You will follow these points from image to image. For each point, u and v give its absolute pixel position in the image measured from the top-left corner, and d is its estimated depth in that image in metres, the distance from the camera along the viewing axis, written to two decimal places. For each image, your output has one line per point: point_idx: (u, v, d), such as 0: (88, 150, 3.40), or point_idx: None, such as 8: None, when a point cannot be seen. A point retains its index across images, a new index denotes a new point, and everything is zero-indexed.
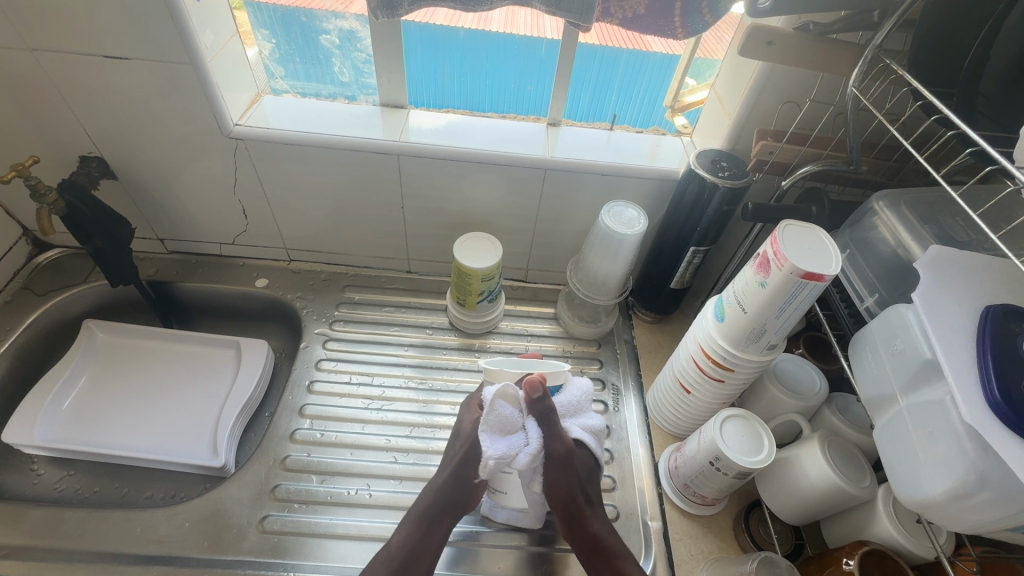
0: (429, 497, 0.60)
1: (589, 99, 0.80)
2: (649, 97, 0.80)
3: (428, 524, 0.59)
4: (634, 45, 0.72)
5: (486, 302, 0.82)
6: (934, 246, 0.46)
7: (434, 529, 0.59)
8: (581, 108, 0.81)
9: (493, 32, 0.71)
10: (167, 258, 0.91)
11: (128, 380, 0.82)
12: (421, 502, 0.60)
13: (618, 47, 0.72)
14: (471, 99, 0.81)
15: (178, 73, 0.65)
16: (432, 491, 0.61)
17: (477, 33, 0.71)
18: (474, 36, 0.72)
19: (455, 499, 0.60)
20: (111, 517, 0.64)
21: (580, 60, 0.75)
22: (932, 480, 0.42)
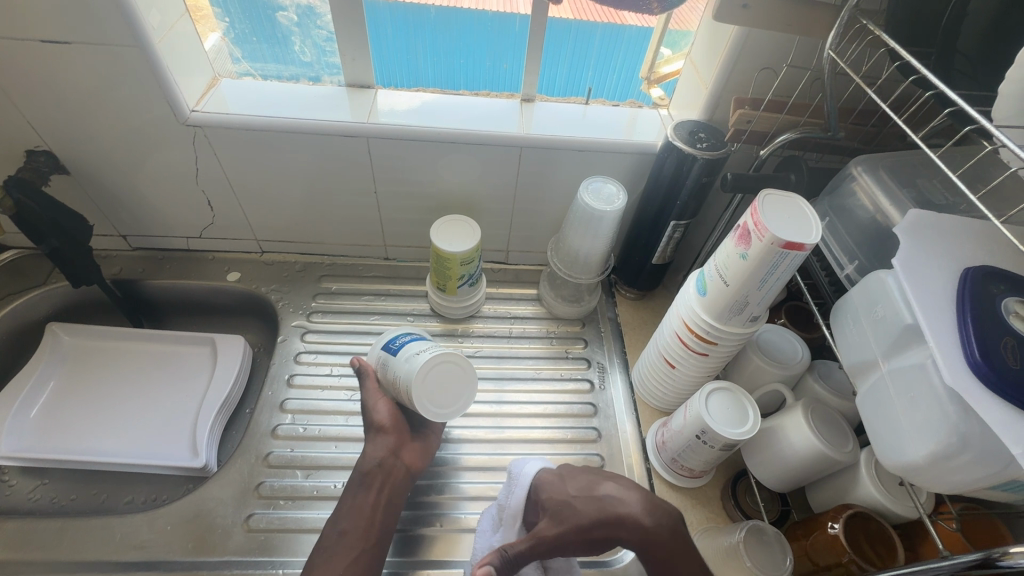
0: (358, 474, 0.60)
1: (567, 74, 0.78)
2: (626, 69, 0.78)
3: (359, 493, 0.59)
4: (610, 20, 0.69)
5: (467, 286, 0.80)
6: (913, 209, 0.46)
7: (376, 496, 0.59)
8: (558, 83, 0.79)
9: (464, 9, 0.69)
10: (133, 256, 0.87)
11: (98, 383, 0.79)
12: (350, 484, 0.60)
13: (592, 21, 0.70)
14: (446, 78, 0.78)
15: (126, 58, 0.61)
16: (361, 462, 0.61)
17: (450, 9, 0.69)
18: (446, 12, 0.69)
19: (387, 468, 0.61)
20: (89, 525, 0.62)
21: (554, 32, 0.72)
22: (915, 444, 0.42)
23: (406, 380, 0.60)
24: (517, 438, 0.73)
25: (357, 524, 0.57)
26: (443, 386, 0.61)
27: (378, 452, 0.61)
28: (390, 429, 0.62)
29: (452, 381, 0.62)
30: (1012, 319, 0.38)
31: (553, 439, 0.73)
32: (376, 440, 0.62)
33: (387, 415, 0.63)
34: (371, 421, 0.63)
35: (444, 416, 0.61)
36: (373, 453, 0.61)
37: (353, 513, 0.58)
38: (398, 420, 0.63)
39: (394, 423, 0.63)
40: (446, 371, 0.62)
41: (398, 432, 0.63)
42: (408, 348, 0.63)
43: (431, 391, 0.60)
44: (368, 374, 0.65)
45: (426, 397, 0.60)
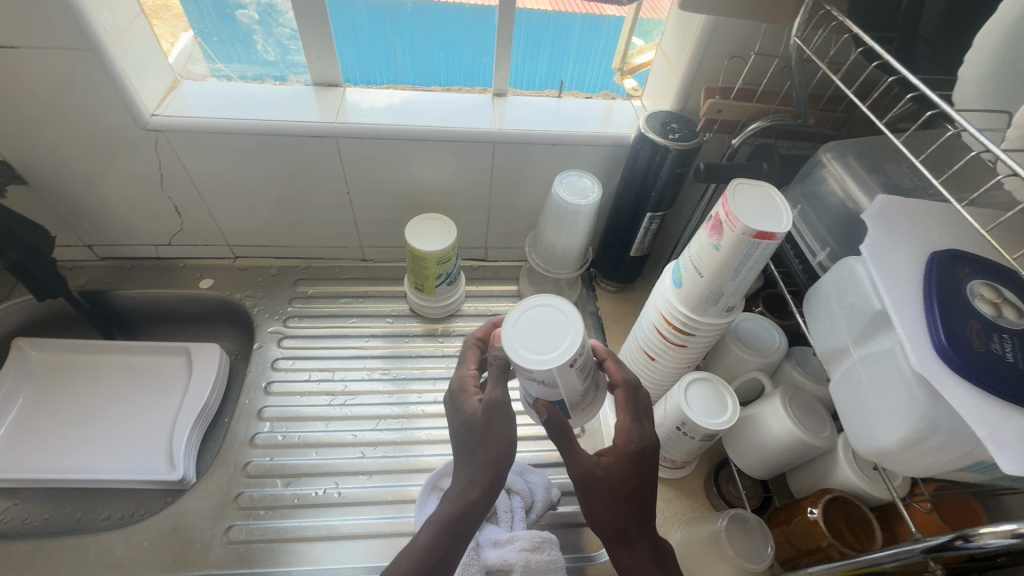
0: (444, 509, 0.47)
1: (547, 68, 0.78)
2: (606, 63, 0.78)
3: (439, 549, 0.45)
4: (589, 9, 0.71)
5: (445, 285, 0.80)
6: (881, 195, 0.46)
7: (459, 542, 0.46)
8: (540, 76, 0.79)
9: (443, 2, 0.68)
10: (100, 266, 0.85)
11: (68, 398, 0.77)
12: (433, 526, 0.45)
13: (572, 11, 0.71)
14: (428, 75, 0.77)
15: (78, 62, 0.59)
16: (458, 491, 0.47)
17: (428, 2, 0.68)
18: (425, 6, 0.69)
19: (478, 506, 0.47)
20: (61, 545, 0.61)
21: (531, 22, 0.72)
22: (885, 429, 0.42)
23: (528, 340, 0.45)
24: None
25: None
26: (544, 332, 0.46)
27: (474, 489, 0.47)
28: (490, 459, 0.47)
29: (554, 335, 0.45)
30: (978, 302, 0.38)
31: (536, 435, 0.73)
32: (473, 461, 0.48)
33: (490, 437, 0.47)
34: (468, 421, 0.49)
35: (514, 358, 0.44)
36: (467, 487, 0.47)
37: (426, 549, 0.45)
38: (506, 456, 0.47)
39: (496, 453, 0.47)
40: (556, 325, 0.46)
41: (503, 467, 0.47)
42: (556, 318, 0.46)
43: (524, 325, 0.46)
44: (500, 374, 0.48)
45: (532, 344, 0.45)
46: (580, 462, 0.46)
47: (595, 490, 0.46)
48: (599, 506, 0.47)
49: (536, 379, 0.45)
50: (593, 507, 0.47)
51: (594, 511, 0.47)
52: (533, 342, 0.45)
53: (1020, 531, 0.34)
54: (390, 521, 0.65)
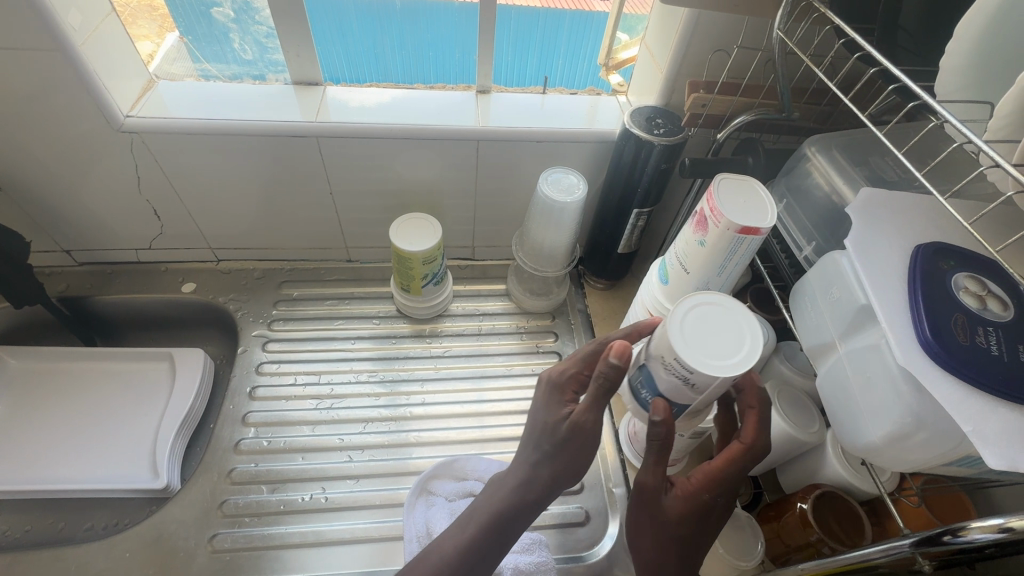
0: (496, 500, 0.47)
1: (538, 63, 0.78)
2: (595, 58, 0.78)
3: (485, 536, 0.46)
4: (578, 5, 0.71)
5: (432, 286, 0.79)
6: (865, 188, 0.46)
7: (507, 536, 0.47)
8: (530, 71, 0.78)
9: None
10: (80, 271, 0.83)
11: (48, 408, 0.76)
12: (485, 516, 0.47)
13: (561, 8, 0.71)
14: (419, 74, 0.76)
15: (48, 63, 0.57)
16: (515, 483, 0.48)
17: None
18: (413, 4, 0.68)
19: (530, 510, 0.47)
20: (41, 558, 0.59)
21: (522, 20, 0.72)
22: (872, 425, 0.42)
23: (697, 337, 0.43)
24: (489, 438, 0.72)
25: (465, 562, 0.45)
26: (708, 334, 0.43)
27: (529, 492, 0.47)
28: (556, 469, 0.46)
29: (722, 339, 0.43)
30: (962, 294, 0.38)
31: None
32: (537, 466, 0.47)
33: (564, 450, 0.46)
34: (547, 420, 0.48)
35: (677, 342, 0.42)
36: (522, 489, 0.47)
37: (475, 538, 0.46)
38: (575, 469, 0.47)
39: (565, 463, 0.46)
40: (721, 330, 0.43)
41: (568, 478, 0.47)
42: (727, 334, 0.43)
43: (688, 322, 0.44)
44: (602, 394, 0.44)
45: (695, 336, 0.43)
46: (650, 478, 0.47)
47: (652, 516, 0.48)
48: (645, 528, 0.49)
49: (684, 376, 0.43)
50: (638, 523, 0.49)
51: (639, 530, 0.49)
52: (700, 341, 0.43)
53: (1008, 525, 0.34)
54: (378, 526, 0.64)
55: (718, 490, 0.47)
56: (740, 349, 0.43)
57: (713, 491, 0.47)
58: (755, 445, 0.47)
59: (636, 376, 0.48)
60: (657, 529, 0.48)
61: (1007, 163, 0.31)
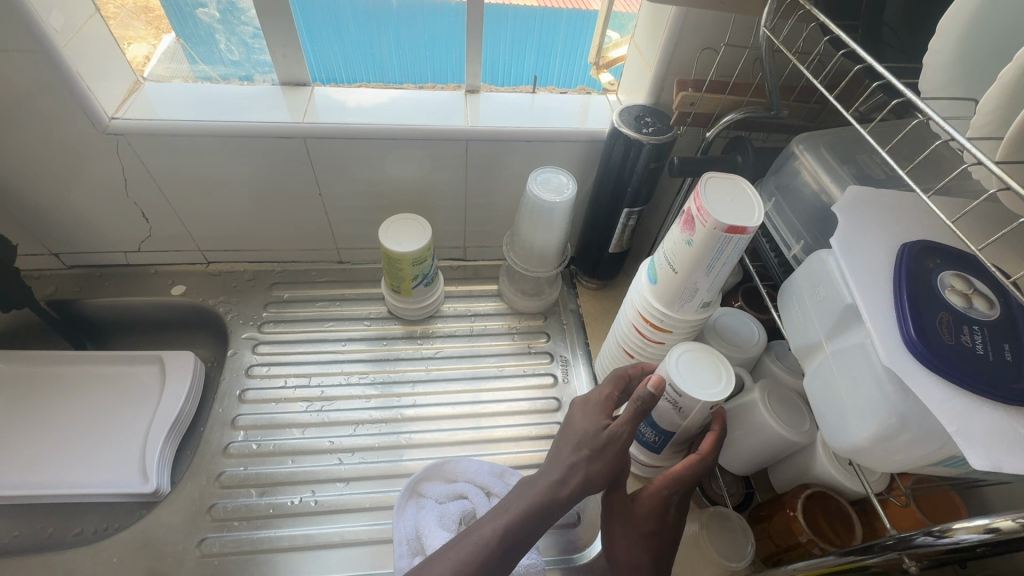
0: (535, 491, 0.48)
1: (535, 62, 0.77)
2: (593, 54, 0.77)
3: (517, 530, 0.46)
4: (575, 4, 0.71)
5: (422, 287, 0.78)
6: (852, 187, 0.45)
7: (542, 526, 0.48)
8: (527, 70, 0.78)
9: None
10: (68, 274, 0.82)
11: (36, 412, 0.75)
12: (524, 508, 0.47)
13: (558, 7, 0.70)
14: (413, 71, 0.76)
15: (30, 65, 0.57)
16: (554, 479, 0.48)
17: None
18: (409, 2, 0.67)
19: (564, 506, 0.48)
20: (27, 563, 0.59)
21: (518, 19, 0.72)
22: (858, 425, 0.41)
23: (687, 377, 0.55)
24: (480, 439, 0.72)
25: (503, 546, 0.46)
26: (698, 370, 0.55)
27: (565, 489, 0.48)
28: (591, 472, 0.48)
29: (708, 375, 0.55)
30: (948, 294, 0.38)
31: (517, 437, 0.72)
32: (576, 465, 0.48)
33: (600, 457, 0.48)
34: (583, 428, 0.50)
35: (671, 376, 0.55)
36: (559, 485, 0.48)
37: (513, 524, 0.47)
38: (607, 477, 0.49)
39: (599, 468, 0.48)
40: (709, 368, 0.56)
41: (599, 483, 0.49)
42: (710, 375, 0.55)
43: (682, 361, 0.56)
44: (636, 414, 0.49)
45: (685, 373, 0.55)
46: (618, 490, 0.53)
47: (624, 521, 0.53)
48: (620, 533, 0.53)
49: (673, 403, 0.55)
50: (615, 531, 0.53)
51: (615, 538, 0.53)
52: (690, 375, 0.55)
53: (994, 526, 0.33)
54: (368, 529, 0.63)
55: (678, 488, 0.51)
56: (721, 382, 0.54)
57: (673, 488, 0.51)
58: (708, 456, 0.52)
59: None
60: (631, 529, 0.52)
61: (990, 161, 0.30)
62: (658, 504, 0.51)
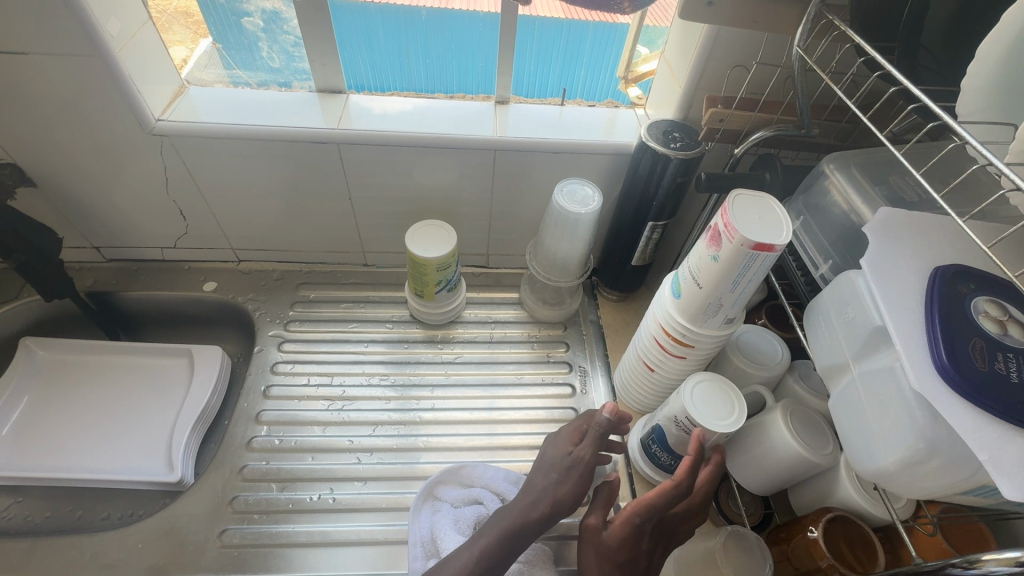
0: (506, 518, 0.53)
1: (559, 80, 0.79)
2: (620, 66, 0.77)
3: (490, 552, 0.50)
4: (602, 18, 0.69)
5: (445, 292, 0.79)
6: (883, 208, 0.45)
7: (516, 550, 0.52)
8: (551, 85, 0.79)
9: (456, 11, 0.68)
10: (107, 267, 0.86)
11: (72, 398, 0.78)
12: (498, 534, 0.52)
13: (583, 20, 0.69)
14: (441, 81, 0.77)
15: (86, 68, 0.60)
16: (525, 504, 0.54)
17: (441, 12, 0.68)
18: (438, 16, 0.68)
19: (536, 528, 0.53)
20: (57, 544, 0.61)
21: (545, 31, 0.71)
22: (885, 449, 0.41)
23: (701, 406, 0.56)
24: (496, 446, 0.72)
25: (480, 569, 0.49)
26: (712, 399, 0.57)
27: (535, 511, 0.53)
28: (564, 492, 0.53)
29: (722, 405, 0.57)
30: (981, 319, 0.37)
31: (533, 445, 0.72)
32: (544, 489, 0.54)
33: (569, 477, 0.54)
34: (554, 457, 0.56)
35: (686, 403, 0.56)
36: (529, 508, 0.53)
37: (488, 549, 0.51)
38: (578, 500, 0.54)
39: (570, 488, 0.54)
40: (722, 397, 0.58)
41: (570, 504, 0.53)
42: (724, 405, 0.57)
43: (698, 390, 0.58)
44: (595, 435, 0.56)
45: (700, 402, 0.57)
46: (593, 518, 0.54)
47: (595, 549, 0.52)
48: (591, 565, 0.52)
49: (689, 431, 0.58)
50: (587, 565, 0.52)
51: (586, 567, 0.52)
52: (705, 405, 0.57)
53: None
54: (382, 530, 0.64)
55: (649, 515, 0.51)
56: (733, 413, 0.56)
57: (643, 515, 0.51)
58: (683, 484, 0.51)
59: (647, 435, 0.65)
60: (601, 560, 0.51)
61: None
62: (631, 531, 0.51)
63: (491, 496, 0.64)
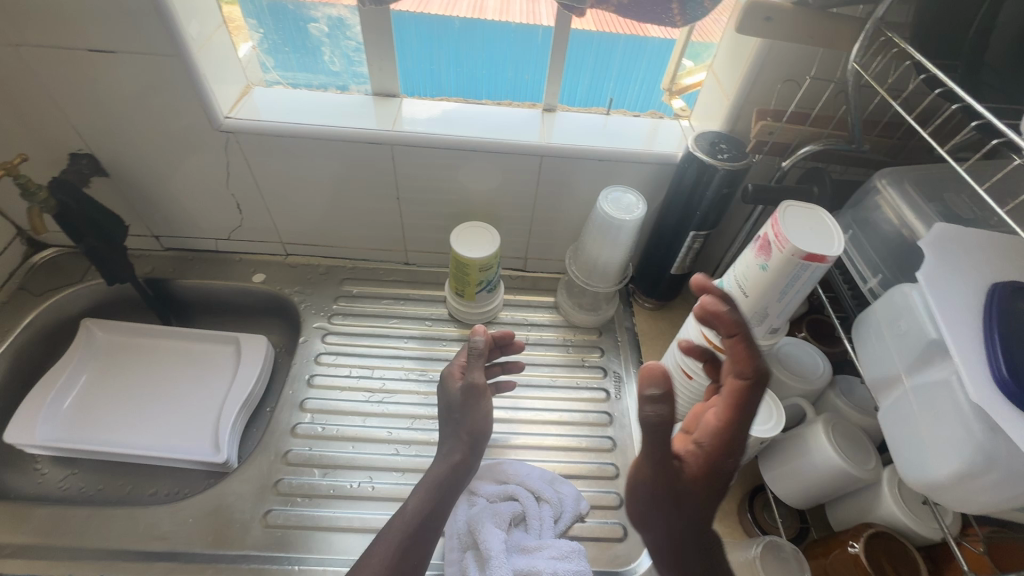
0: (428, 480, 0.58)
1: (588, 86, 0.79)
2: (649, 80, 0.79)
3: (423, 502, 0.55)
4: (633, 31, 0.71)
5: (485, 292, 0.81)
6: (939, 223, 0.45)
7: (446, 501, 0.57)
8: (580, 93, 0.80)
9: (489, 20, 0.71)
10: (164, 256, 0.90)
11: (127, 378, 0.82)
12: (425, 488, 0.57)
13: (613, 32, 0.72)
14: (468, 88, 0.79)
15: (165, 66, 0.64)
16: (449, 458, 0.60)
17: (473, 21, 0.71)
18: (471, 24, 0.71)
19: (460, 475, 0.59)
20: (114, 515, 0.64)
21: (589, 42, 0.73)
22: (938, 461, 0.41)
23: None
24: (531, 445, 0.73)
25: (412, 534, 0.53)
26: None
27: (455, 455, 0.60)
28: (469, 428, 0.61)
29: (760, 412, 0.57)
30: None
31: (567, 447, 0.73)
32: (455, 438, 0.61)
33: (467, 409, 0.62)
34: (449, 399, 0.64)
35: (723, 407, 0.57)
36: (449, 455, 0.60)
37: (421, 510, 0.55)
38: (481, 431, 0.62)
39: (471, 423, 0.62)
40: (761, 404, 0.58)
41: (478, 431, 0.61)
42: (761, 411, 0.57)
43: None
44: (475, 362, 0.65)
45: None
46: (659, 456, 0.47)
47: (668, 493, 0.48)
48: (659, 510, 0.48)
49: None
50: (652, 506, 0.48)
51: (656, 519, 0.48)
52: None
53: None
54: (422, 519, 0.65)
55: (733, 451, 0.48)
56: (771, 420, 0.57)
57: (731, 453, 0.48)
58: (746, 371, 0.49)
59: None
60: (680, 509, 0.48)
61: None
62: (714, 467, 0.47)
63: (526, 491, 0.65)
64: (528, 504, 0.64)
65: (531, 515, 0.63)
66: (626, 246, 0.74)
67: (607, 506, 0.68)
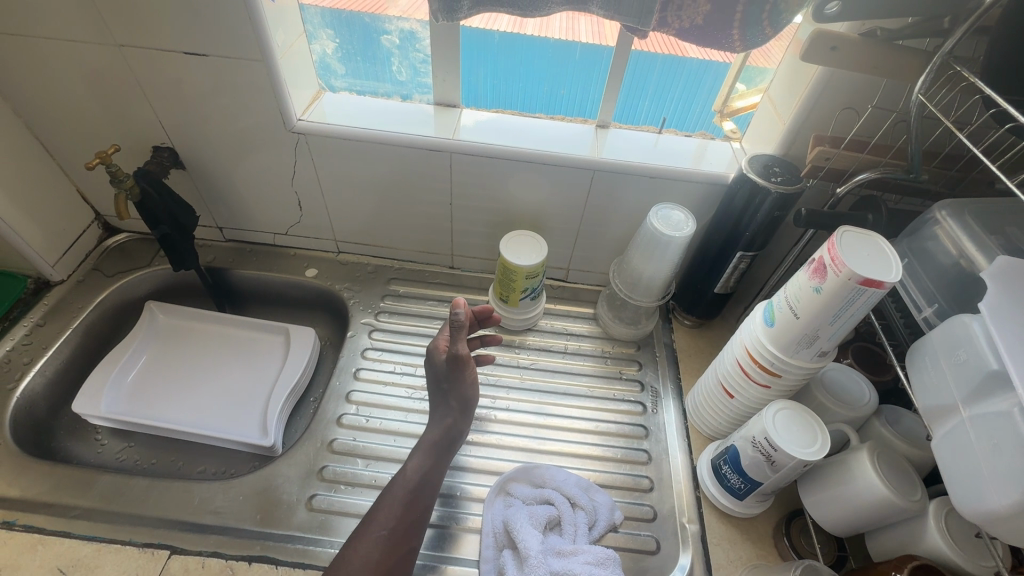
0: (424, 443, 0.66)
1: (624, 103, 0.80)
2: (683, 104, 0.80)
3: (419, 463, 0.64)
4: (670, 50, 0.72)
5: (528, 299, 0.83)
6: (1003, 256, 0.46)
7: (441, 461, 0.65)
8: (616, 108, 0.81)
9: (528, 36, 0.72)
10: (225, 247, 0.95)
11: (184, 359, 0.87)
12: (422, 450, 0.65)
13: (653, 53, 0.73)
14: (506, 100, 0.82)
15: (250, 71, 0.69)
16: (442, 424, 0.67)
17: (513, 36, 0.72)
18: (510, 38, 0.73)
19: (451, 440, 0.67)
20: (170, 488, 0.68)
21: (642, 64, 0.75)
22: (996, 493, 0.40)
23: (782, 431, 0.57)
24: (566, 452, 0.74)
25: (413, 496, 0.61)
26: (795, 428, 0.57)
27: (447, 419, 0.67)
28: (456, 397, 0.67)
29: (805, 434, 0.57)
30: None
31: (601, 457, 0.74)
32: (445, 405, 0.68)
33: (453, 379, 0.67)
34: (438, 370, 0.69)
35: (766, 425, 0.57)
36: (440, 421, 0.67)
37: (420, 474, 0.63)
38: (468, 399, 0.67)
39: (458, 392, 0.67)
40: (806, 426, 0.57)
41: (466, 399, 0.67)
42: (806, 434, 0.57)
43: (780, 415, 0.58)
44: (457, 335, 0.66)
45: (781, 427, 0.57)
46: None
47: None
48: None
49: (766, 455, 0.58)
50: None
51: None
52: (788, 431, 0.57)
53: None
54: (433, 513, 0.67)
55: None
56: (815, 444, 0.56)
57: None
58: None
59: (722, 454, 0.66)
60: None
61: None
62: None
63: (561, 496, 0.67)
64: (563, 509, 0.66)
65: (565, 519, 0.65)
66: (671, 262, 0.75)
67: (639, 518, 0.68)
